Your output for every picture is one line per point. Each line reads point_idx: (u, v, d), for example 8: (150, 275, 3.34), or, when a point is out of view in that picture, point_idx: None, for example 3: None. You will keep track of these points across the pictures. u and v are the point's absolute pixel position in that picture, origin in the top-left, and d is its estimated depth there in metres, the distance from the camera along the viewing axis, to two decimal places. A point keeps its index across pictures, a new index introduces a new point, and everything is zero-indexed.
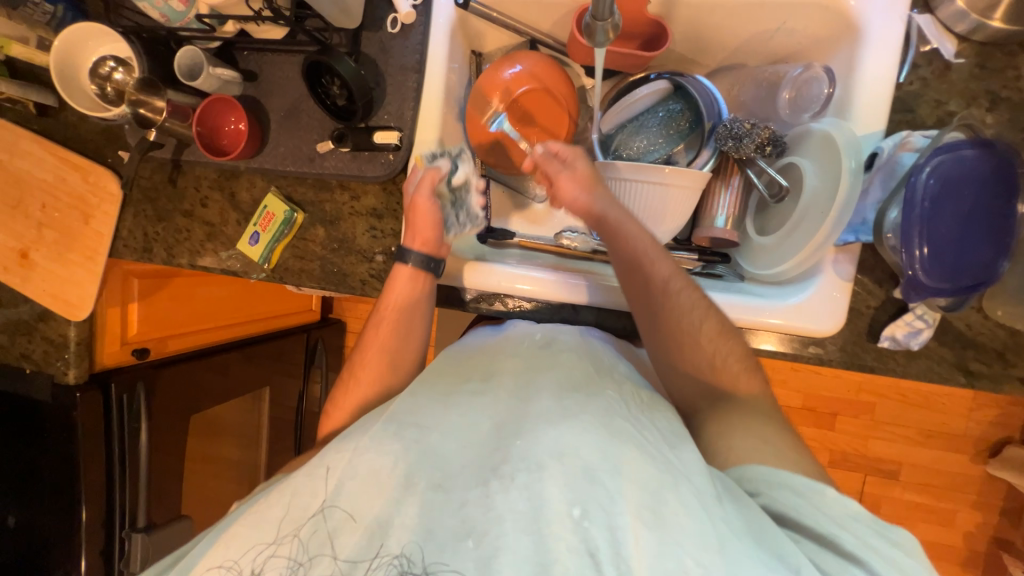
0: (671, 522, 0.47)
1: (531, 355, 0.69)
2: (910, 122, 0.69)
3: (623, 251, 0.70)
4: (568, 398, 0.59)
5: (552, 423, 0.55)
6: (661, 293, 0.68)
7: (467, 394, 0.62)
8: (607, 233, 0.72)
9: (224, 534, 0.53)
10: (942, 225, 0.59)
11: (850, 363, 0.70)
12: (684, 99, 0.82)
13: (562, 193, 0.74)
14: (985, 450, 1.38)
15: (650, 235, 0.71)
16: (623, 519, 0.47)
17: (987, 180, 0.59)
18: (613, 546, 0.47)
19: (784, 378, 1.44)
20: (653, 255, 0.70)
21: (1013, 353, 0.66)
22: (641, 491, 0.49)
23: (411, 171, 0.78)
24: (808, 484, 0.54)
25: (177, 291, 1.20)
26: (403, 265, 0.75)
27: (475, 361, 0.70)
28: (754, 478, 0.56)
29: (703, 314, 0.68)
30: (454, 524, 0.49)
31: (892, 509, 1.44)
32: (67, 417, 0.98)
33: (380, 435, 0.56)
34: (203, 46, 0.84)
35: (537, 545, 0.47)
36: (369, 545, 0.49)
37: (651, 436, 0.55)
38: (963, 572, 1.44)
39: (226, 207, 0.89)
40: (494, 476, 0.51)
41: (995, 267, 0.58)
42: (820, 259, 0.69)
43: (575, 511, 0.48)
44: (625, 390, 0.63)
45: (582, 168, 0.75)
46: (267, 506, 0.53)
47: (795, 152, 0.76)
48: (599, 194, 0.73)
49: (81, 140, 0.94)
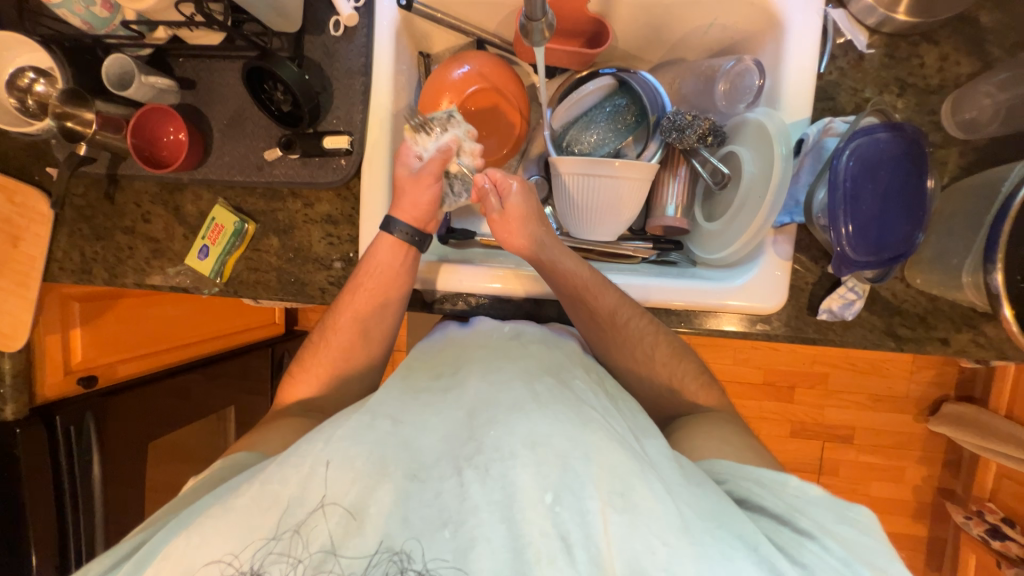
0: (639, 506, 0.49)
1: (499, 344, 0.69)
2: (832, 109, 0.74)
3: (565, 289, 0.73)
4: (540, 385, 0.60)
5: (523, 412, 0.56)
6: (609, 324, 0.72)
7: (436, 391, 0.62)
8: (546, 274, 0.74)
9: (203, 521, 0.51)
10: (865, 204, 0.64)
11: (794, 336, 0.75)
12: (629, 94, 0.85)
13: (499, 235, 0.76)
14: (926, 409, 1.50)
15: (587, 269, 0.73)
16: (594, 503, 0.49)
17: (900, 158, 0.64)
18: (585, 529, 0.48)
19: (745, 356, 1.51)
20: (594, 290, 0.72)
21: (934, 317, 0.72)
22: (610, 476, 0.50)
23: (410, 144, 0.74)
24: (772, 477, 0.59)
25: (124, 313, 1.14)
26: (387, 236, 0.73)
27: (444, 353, 0.70)
28: (722, 471, 0.61)
29: (644, 326, 0.73)
30: (431, 514, 0.50)
31: (848, 470, 1.54)
32: (7, 456, 0.92)
33: (356, 428, 0.55)
34: (133, 53, 0.80)
35: (512, 531, 0.48)
36: (361, 544, 0.49)
37: (620, 424, 0.58)
38: (913, 523, 1.56)
39: (171, 222, 0.85)
40: (468, 467, 0.52)
41: (912, 239, 0.64)
42: (762, 240, 0.73)
43: (548, 497, 0.50)
44: (590, 376, 0.66)
45: (514, 205, 0.75)
46: (249, 496, 0.52)
47: (734, 141, 0.80)
48: (536, 232, 0.75)
49: (1, 158, 0.87)
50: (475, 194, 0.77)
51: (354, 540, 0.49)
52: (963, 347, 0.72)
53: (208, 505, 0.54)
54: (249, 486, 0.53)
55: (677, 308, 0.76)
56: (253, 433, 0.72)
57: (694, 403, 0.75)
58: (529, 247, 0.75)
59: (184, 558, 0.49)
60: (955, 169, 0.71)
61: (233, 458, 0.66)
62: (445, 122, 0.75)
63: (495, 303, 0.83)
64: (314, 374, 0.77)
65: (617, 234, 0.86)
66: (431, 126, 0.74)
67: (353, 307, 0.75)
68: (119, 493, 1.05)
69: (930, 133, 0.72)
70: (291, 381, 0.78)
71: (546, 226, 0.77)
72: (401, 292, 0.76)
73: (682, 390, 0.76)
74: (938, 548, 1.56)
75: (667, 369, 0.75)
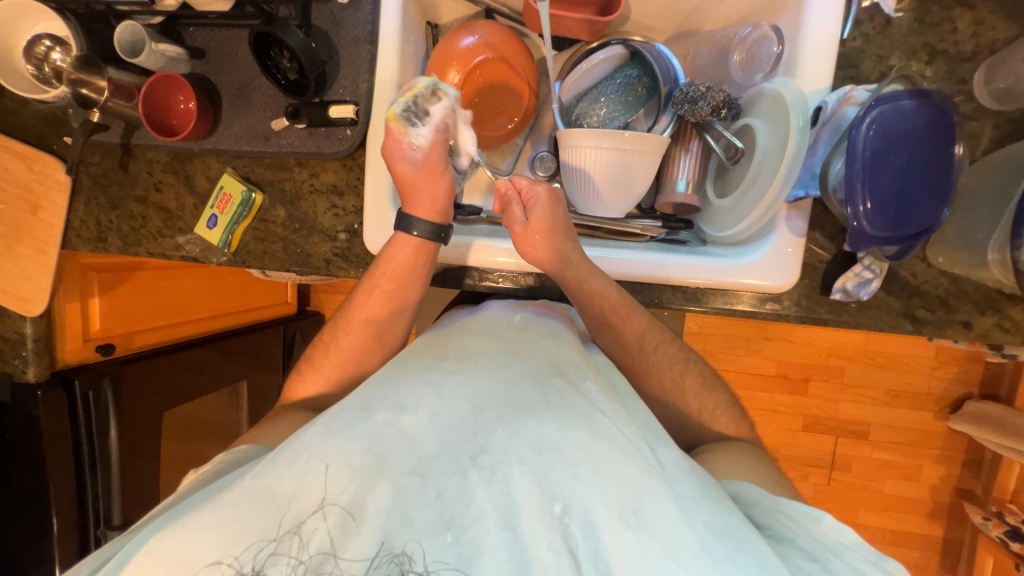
0: (652, 523, 0.45)
1: (509, 336, 0.65)
2: (854, 77, 0.71)
3: (592, 310, 0.70)
4: (549, 383, 0.56)
5: (533, 414, 0.51)
6: (635, 345, 0.72)
7: (440, 371, 0.57)
8: (573, 293, 0.71)
9: (194, 517, 0.48)
10: (883, 178, 0.61)
11: (805, 316, 0.73)
12: (640, 65, 0.83)
13: (524, 249, 0.71)
14: (948, 407, 1.45)
15: (612, 282, 0.71)
16: (601, 518, 0.45)
17: (924, 128, 0.61)
18: (592, 543, 0.45)
19: (758, 347, 1.48)
20: (623, 313, 0.70)
21: (957, 299, 0.69)
22: (620, 490, 0.47)
23: (399, 138, 0.69)
24: (805, 513, 0.56)
25: (141, 285, 1.16)
26: (408, 235, 0.72)
27: (448, 338, 0.65)
28: (751, 496, 0.59)
29: (656, 336, 0.73)
30: (432, 515, 0.45)
31: (862, 467, 1.50)
32: (29, 417, 0.95)
33: (350, 419, 0.51)
34: (144, 21, 0.81)
35: (514, 544, 0.45)
36: (359, 547, 0.44)
37: (630, 431, 0.53)
38: (930, 523, 1.51)
39: (182, 191, 0.86)
40: (472, 467, 0.47)
41: (936, 215, 0.60)
42: (774, 216, 0.71)
43: (556, 507, 0.46)
44: (599, 379, 0.60)
45: (540, 218, 0.70)
46: (237, 493, 0.48)
47: (749, 113, 0.78)
48: (562, 248, 0.70)
49: (22, 127, 0.89)
50: (498, 205, 0.74)
51: (353, 541, 0.44)
52: (986, 331, 0.69)
53: (198, 501, 0.51)
54: (240, 481, 0.50)
55: (682, 284, 0.74)
56: (251, 430, 0.72)
57: (697, 382, 0.74)
58: (554, 264, 0.70)
59: (171, 552, 0.46)
60: (987, 141, 0.68)
61: (233, 453, 0.66)
62: (426, 97, 0.70)
63: (499, 278, 0.82)
64: (316, 371, 0.77)
65: (625, 211, 0.84)
66: (418, 112, 0.69)
67: (365, 308, 0.75)
68: (134, 457, 1.08)
69: (960, 103, 0.68)
70: (294, 380, 0.78)
71: (573, 240, 0.71)
72: (407, 301, 0.75)
73: (687, 368, 0.74)
74: (953, 549, 1.51)
75: (671, 346, 0.73)
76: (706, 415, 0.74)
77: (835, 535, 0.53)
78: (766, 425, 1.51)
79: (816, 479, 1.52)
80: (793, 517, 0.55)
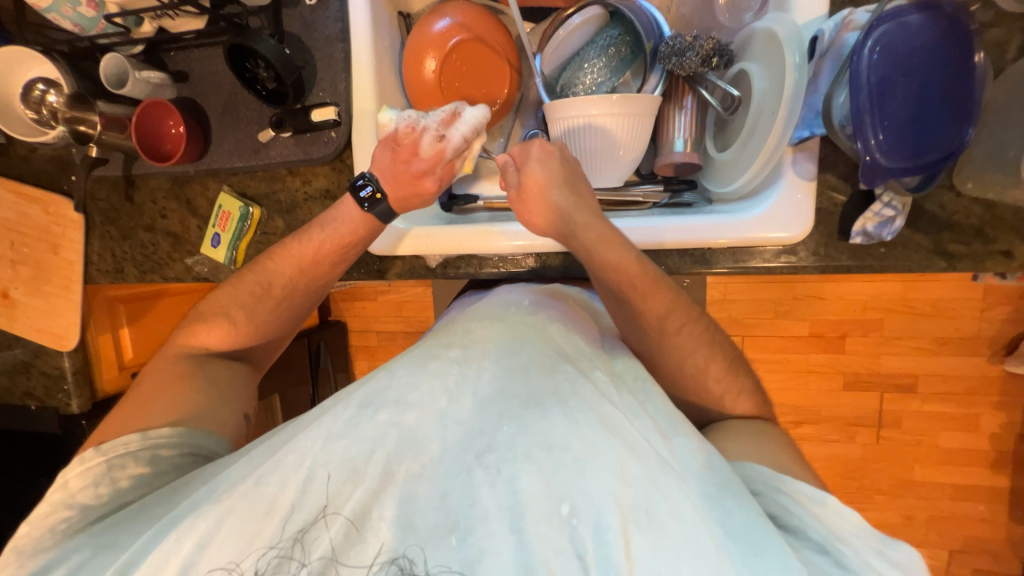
0: (666, 526, 0.43)
1: (514, 318, 0.63)
2: (854, 0, 0.65)
3: (613, 285, 0.65)
4: (556, 374, 0.54)
5: (540, 410, 0.49)
6: (667, 331, 0.66)
7: (448, 360, 0.55)
8: (589, 263, 0.66)
9: (197, 525, 0.47)
10: (893, 107, 0.56)
11: (826, 265, 0.68)
12: (620, 24, 0.79)
13: (523, 215, 0.68)
14: (1003, 349, 1.35)
15: (633, 253, 0.64)
16: (611, 521, 0.43)
17: (937, 44, 0.55)
18: (601, 547, 0.43)
19: (787, 309, 1.41)
20: (645, 290, 0.64)
21: (994, 227, 0.63)
22: (631, 491, 0.45)
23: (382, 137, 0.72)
24: (811, 493, 0.51)
25: (164, 312, 1.20)
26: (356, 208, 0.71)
27: (455, 325, 0.64)
28: (757, 479, 0.54)
29: (678, 316, 0.66)
30: (437, 516, 0.45)
31: (913, 422, 1.42)
32: (78, 445, 1.02)
33: (353, 419, 0.50)
34: (127, 52, 0.83)
35: (521, 548, 0.43)
36: (362, 553, 0.44)
37: (644, 424, 0.52)
38: (993, 474, 1.42)
39: (185, 215, 0.88)
40: (478, 465, 0.46)
41: (958, 137, 0.55)
42: (779, 162, 0.67)
43: (564, 509, 0.44)
44: (613, 369, 0.59)
45: (533, 176, 0.66)
46: (233, 489, 0.49)
47: (743, 58, 0.74)
48: (566, 208, 0.66)
49: (35, 173, 0.93)
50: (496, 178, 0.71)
51: (356, 549, 0.45)
52: None
53: (193, 498, 0.51)
54: (240, 484, 0.49)
55: (690, 247, 0.70)
56: (169, 399, 0.66)
57: (722, 347, 0.68)
58: (560, 228, 0.67)
59: (179, 556, 0.46)
60: (1013, 49, 0.61)
61: (152, 436, 0.61)
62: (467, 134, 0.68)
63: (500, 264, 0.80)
64: (226, 318, 0.73)
65: (624, 179, 0.81)
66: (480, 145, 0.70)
67: (292, 264, 0.73)
68: None
69: (978, 11, 0.62)
70: (190, 328, 0.73)
71: (579, 196, 0.66)
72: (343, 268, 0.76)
73: (710, 327, 0.67)
74: None
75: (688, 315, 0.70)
76: (739, 387, 0.68)
77: (844, 519, 0.50)
78: (803, 388, 1.45)
79: (863, 439, 1.45)
80: (798, 499, 0.51)
